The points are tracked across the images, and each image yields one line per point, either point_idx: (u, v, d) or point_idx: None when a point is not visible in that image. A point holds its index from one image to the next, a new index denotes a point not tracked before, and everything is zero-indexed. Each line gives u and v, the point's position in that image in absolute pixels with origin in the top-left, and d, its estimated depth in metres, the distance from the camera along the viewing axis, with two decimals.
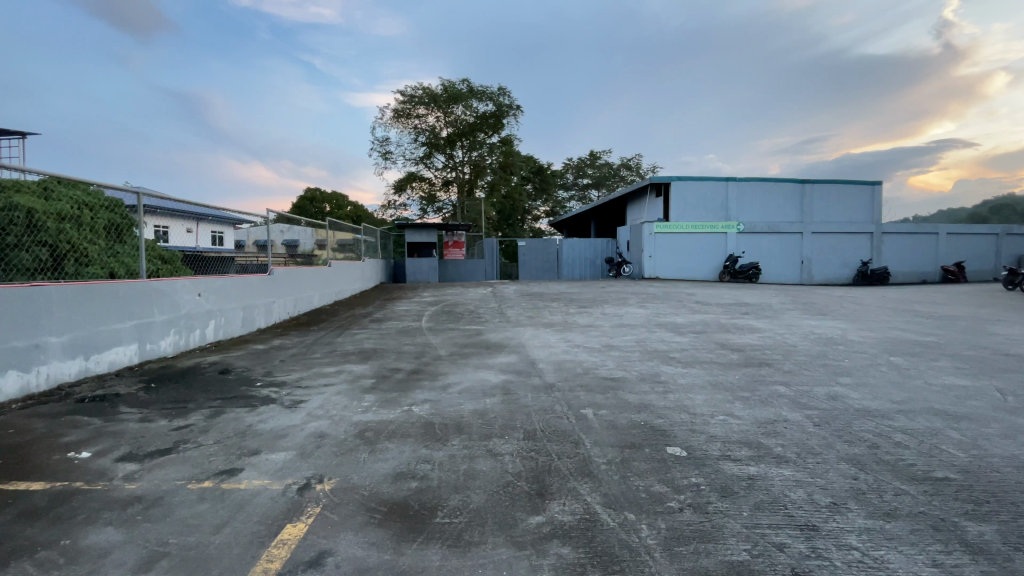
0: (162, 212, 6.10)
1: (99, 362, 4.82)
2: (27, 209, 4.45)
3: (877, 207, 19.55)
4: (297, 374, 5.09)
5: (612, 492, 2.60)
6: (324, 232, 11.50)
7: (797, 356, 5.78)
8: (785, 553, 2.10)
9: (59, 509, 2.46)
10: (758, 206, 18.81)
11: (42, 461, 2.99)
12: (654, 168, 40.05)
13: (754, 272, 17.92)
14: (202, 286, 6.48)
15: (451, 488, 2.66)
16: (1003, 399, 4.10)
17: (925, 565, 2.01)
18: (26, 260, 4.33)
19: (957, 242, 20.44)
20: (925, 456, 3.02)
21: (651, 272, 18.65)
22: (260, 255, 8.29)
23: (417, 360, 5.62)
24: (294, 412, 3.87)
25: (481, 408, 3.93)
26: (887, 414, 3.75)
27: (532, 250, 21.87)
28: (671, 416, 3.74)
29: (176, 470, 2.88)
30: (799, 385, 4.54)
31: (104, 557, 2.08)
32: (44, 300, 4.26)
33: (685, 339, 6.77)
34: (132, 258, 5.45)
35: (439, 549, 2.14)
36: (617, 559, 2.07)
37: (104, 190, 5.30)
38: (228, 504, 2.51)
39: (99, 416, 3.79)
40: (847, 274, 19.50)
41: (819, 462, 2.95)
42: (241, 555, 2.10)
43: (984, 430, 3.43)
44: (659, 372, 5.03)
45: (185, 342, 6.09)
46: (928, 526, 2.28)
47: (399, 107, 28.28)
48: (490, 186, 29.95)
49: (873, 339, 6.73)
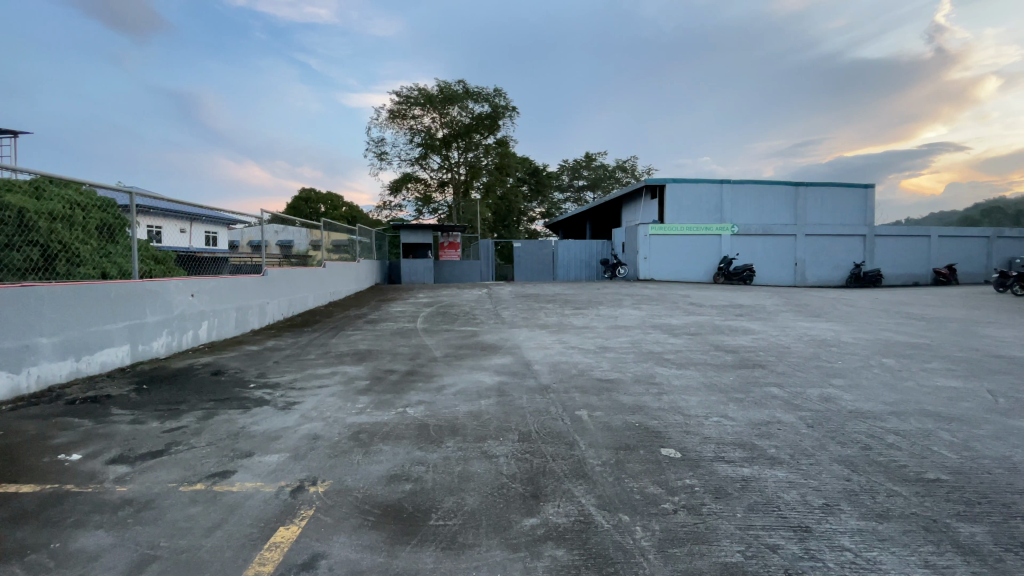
0: (155, 212, 6.06)
1: (90, 363, 4.77)
2: (19, 209, 4.41)
3: (871, 210, 19.73)
4: (291, 375, 5.07)
5: (606, 494, 2.60)
6: (318, 232, 11.44)
7: (790, 357, 5.82)
8: (780, 555, 2.11)
9: (49, 512, 2.43)
10: (753, 208, 18.88)
11: (32, 463, 2.96)
12: (649, 169, 40.28)
13: (748, 274, 18.04)
14: (194, 287, 6.42)
15: (446, 490, 2.65)
16: (994, 400, 4.16)
17: (917, 567, 2.02)
18: (17, 261, 4.29)
19: (949, 245, 20.71)
20: (917, 457, 3.04)
21: (646, 273, 18.83)
22: (255, 256, 8.20)
23: (412, 362, 5.63)
24: (288, 413, 3.87)
25: (476, 409, 3.94)
26: (879, 415, 3.80)
27: (529, 251, 21.90)
28: (665, 417, 3.75)
29: (168, 472, 2.86)
30: (792, 386, 4.59)
31: (94, 560, 2.06)
32: (33, 300, 4.20)
33: (681, 340, 6.81)
34: (124, 259, 5.42)
35: (433, 551, 2.14)
36: (612, 560, 2.07)
37: (95, 189, 5.26)
38: (221, 506, 2.49)
39: (91, 417, 3.76)
40: (841, 276, 19.68)
41: (812, 462, 2.97)
42: (233, 557, 2.09)
43: (975, 430, 3.47)
44: (654, 373, 5.07)
45: (177, 343, 6.05)
46: (919, 527, 2.30)
47: (395, 107, 28.12)
48: (485, 186, 29.96)
49: (867, 340, 6.81)
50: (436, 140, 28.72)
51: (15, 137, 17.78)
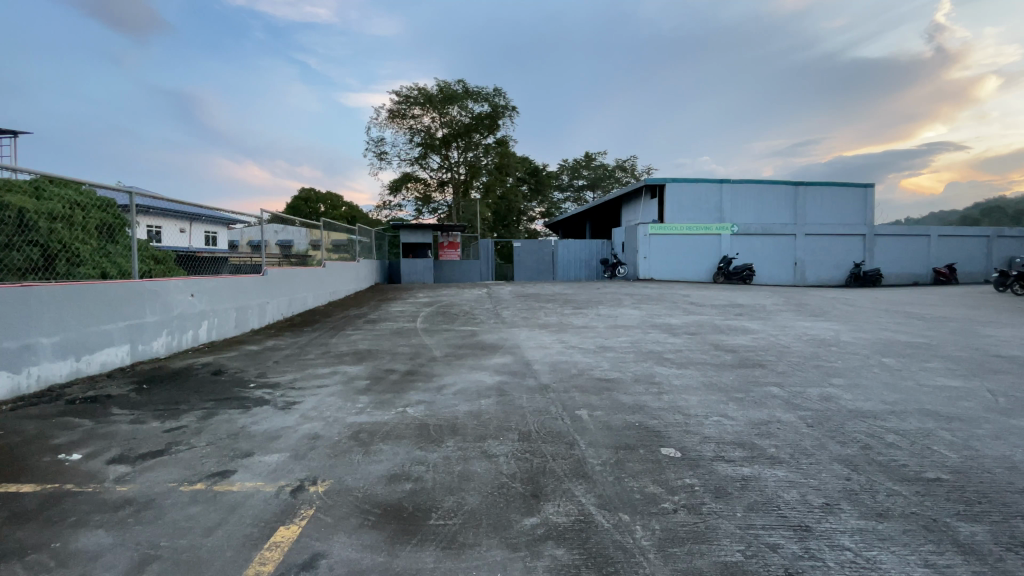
0: (154, 212, 6.05)
1: (90, 363, 4.77)
2: (19, 209, 4.41)
3: (871, 211, 19.73)
4: (291, 374, 5.08)
5: (606, 493, 2.60)
6: (319, 232, 11.45)
7: (790, 356, 5.82)
8: (780, 554, 2.11)
9: (50, 512, 2.43)
10: (753, 208, 18.88)
11: (32, 463, 2.96)
12: (649, 169, 40.31)
13: (748, 273, 18.04)
14: (194, 286, 6.42)
15: (446, 489, 2.65)
16: (994, 399, 4.16)
17: (918, 566, 2.03)
18: (18, 261, 4.30)
19: (949, 244, 20.71)
20: (916, 457, 3.04)
21: (645, 272, 18.82)
22: (254, 256, 8.20)
23: (412, 361, 5.63)
24: (289, 412, 3.87)
25: (476, 408, 3.94)
26: (880, 414, 3.79)
27: (528, 251, 21.90)
28: (665, 417, 3.75)
29: (168, 471, 2.86)
30: (792, 385, 4.59)
31: (95, 560, 2.06)
32: (33, 300, 4.20)
33: (680, 340, 6.82)
34: (124, 258, 5.42)
35: (434, 551, 2.14)
36: (612, 559, 2.07)
37: (95, 189, 5.25)
38: (221, 506, 2.49)
39: (91, 417, 3.76)
40: (841, 275, 19.69)
41: (812, 462, 2.98)
42: (234, 557, 2.08)
43: (976, 430, 3.46)
44: (654, 373, 5.07)
45: (177, 343, 6.04)
46: (920, 526, 2.30)
47: (394, 107, 28.11)
48: (485, 186, 29.99)
49: (866, 339, 6.81)
50: (436, 140, 28.72)
51: (15, 137, 17.78)
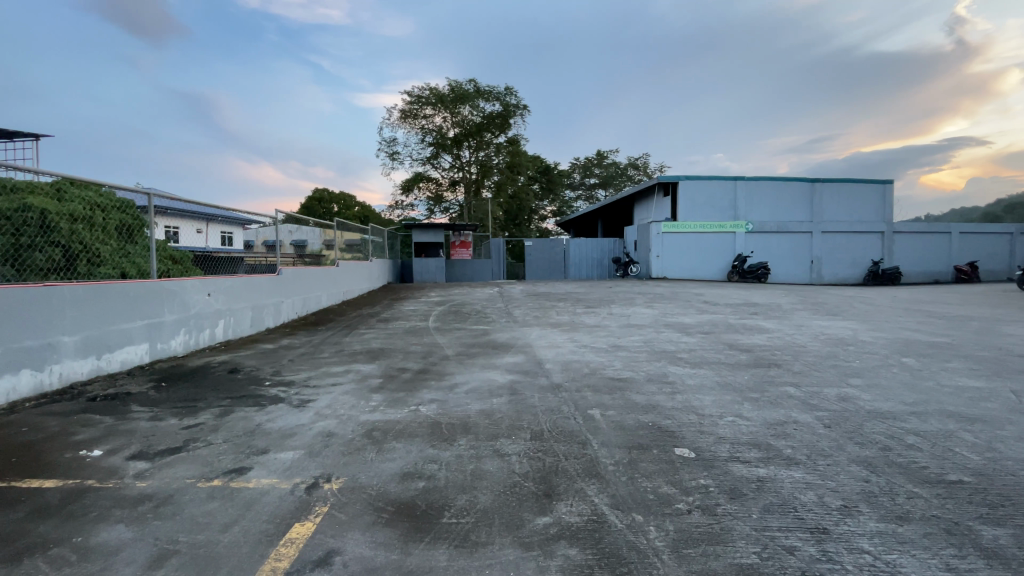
0: (172, 212, 6.16)
1: (111, 361, 4.87)
2: (41, 211, 4.53)
3: (889, 208, 19.37)
4: (304, 373, 5.11)
5: (619, 493, 2.59)
6: (332, 232, 11.54)
7: (806, 356, 5.72)
8: (796, 557, 2.08)
9: (72, 507, 2.48)
10: (768, 206, 18.64)
11: (55, 459, 3.02)
12: (661, 168, 40.01)
13: (763, 272, 17.79)
14: (211, 286, 6.52)
15: (458, 488, 2.66)
16: (1018, 401, 4.05)
17: (939, 569, 1.99)
18: (40, 261, 4.41)
19: (971, 242, 20.21)
20: (938, 458, 2.98)
21: (659, 271, 18.75)
22: (269, 255, 8.29)
23: (424, 360, 5.64)
24: (303, 411, 3.90)
25: (487, 408, 3.92)
26: (900, 415, 3.71)
27: (541, 250, 21.93)
28: (679, 417, 3.72)
29: (186, 468, 2.90)
30: (809, 386, 4.52)
31: (114, 555, 2.10)
32: (56, 300, 4.30)
33: (694, 339, 6.74)
34: (143, 258, 5.51)
35: (446, 549, 2.14)
36: (625, 560, 2.06)
37: (115, 190, 5.36)
38: (237, 503, 2.52)
39: (111, 414, 3.83)
40: (858, 274, 19.35)
41: (830, 463, 2.93)
42: (249, 553, 2.11)
43: (999, 432, 3.38)
44: (667, 372, 5.02)
45: (194, 342, 6.14)
46: (941, 529, 2.25)
47: (407, 107, 28.23)
48: (497, 185, 30.03)
49: (886, 339, 6.67)
50: (447, 140, 28.82)
51: (37, 140, 18.16)
